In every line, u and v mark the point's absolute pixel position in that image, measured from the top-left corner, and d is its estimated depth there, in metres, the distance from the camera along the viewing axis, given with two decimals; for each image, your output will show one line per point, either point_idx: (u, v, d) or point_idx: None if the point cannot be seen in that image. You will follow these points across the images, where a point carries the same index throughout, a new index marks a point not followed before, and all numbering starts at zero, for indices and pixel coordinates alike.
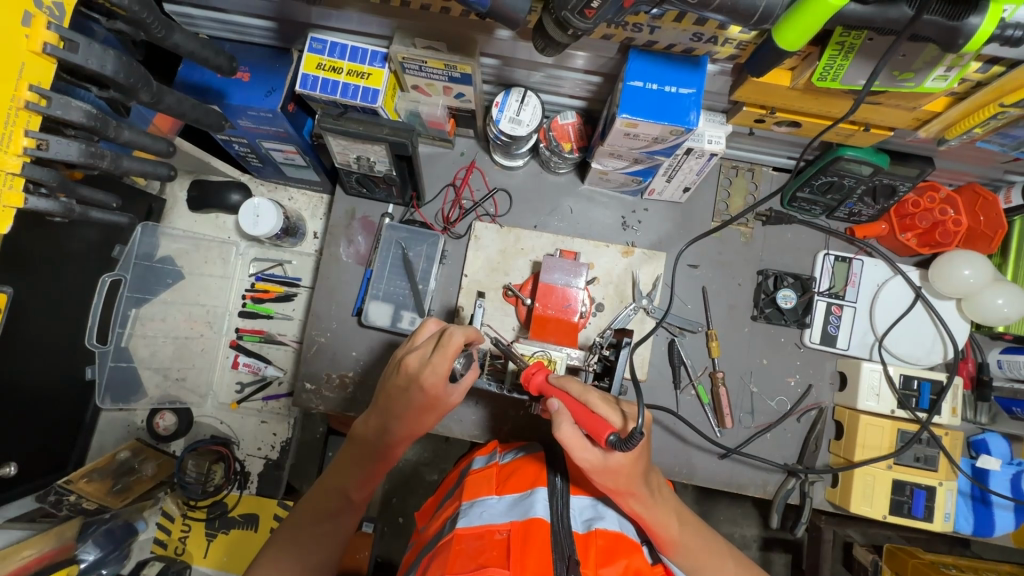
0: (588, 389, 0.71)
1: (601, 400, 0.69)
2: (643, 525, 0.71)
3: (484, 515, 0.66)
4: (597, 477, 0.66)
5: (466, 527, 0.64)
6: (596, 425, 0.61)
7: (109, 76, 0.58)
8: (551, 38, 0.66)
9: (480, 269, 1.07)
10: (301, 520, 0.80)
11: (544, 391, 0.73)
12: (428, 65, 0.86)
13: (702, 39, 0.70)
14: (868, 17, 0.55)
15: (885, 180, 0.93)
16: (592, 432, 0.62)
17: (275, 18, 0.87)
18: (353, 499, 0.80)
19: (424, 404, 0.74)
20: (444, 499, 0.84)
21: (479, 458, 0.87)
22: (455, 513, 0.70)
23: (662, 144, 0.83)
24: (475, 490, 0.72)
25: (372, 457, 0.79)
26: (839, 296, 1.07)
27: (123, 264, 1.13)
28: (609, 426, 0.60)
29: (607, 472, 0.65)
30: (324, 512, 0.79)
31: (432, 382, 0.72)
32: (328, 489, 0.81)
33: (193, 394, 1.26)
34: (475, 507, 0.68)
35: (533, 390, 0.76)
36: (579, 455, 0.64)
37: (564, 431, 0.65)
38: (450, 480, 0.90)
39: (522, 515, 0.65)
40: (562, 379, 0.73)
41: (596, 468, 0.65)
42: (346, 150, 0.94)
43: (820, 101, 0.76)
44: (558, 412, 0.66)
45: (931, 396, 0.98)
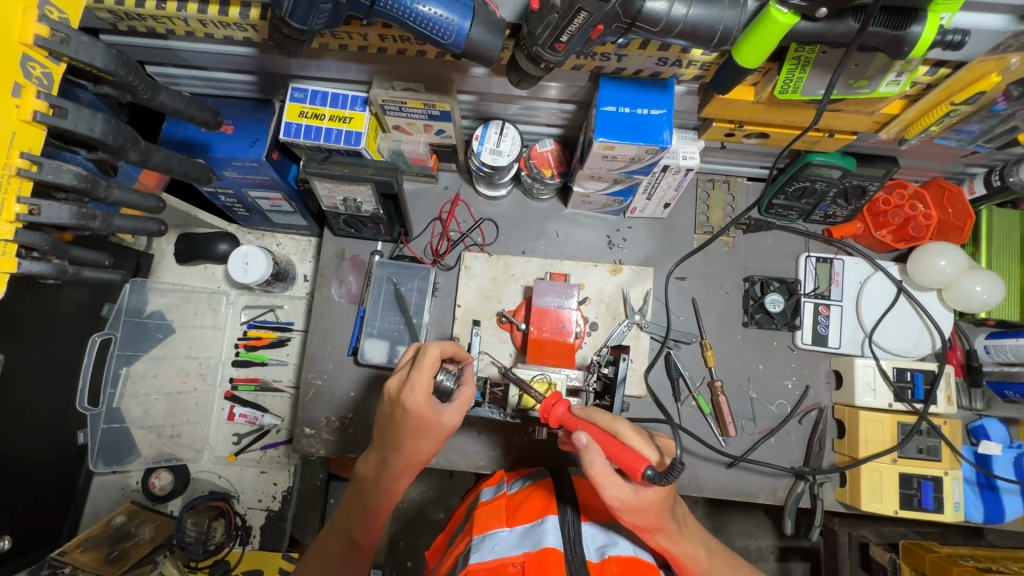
0: (616, 420, 0.71)
1: (629, 430, 0.71)
2: (670, 559, 0.70)
3: (497, 547, 0.65)
4: (624, 516, 0.65)
5: (478, 561, 0.63)
6: (632, 460, 0.62)
7: (98, 137, 0.59)
8: (524, 72, 0.68)
9: (472, 298, 1.08)
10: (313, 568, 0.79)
11: (566, 423, 0.73)
12: (408, 105, 0.89)
13: (667, 63, 0.74)
14: (819, 32, 0.59)
15: (855, 182, 0.98)
16: (626, 468, 0.63)
17: (256, 72, 0.91)
18: (359, 541, 0.79)
19: (417, 426, 0.72)
20: (454, 534, 0.83)
21: (487, 489, 0.86)
22: (466, 548, 0.69)
23: (639, 164, 0.86)
24: (486, 522, 0.71)
25: (375, 496, 0.77)
26: (825, 296, 1.09)
27: (112, 322, 1.13)
28: (648, 461, 0.61)
29: (634, 510, 0.64)
30: (331, 556, 0.79)
31: (415, 404, 0.71)
32: (338, 540, 0.79)
33: (189, 450, 1.24)
34: (486, 540, 0.67)
35: (550, 424, 0.75)
36: (609, 490, 0.63)
37: (596, 468, 0.64)
38: (459, 514, 0.89)
39: (535, 546, 0.65)
40: (584, 411, 0.74)
41: (623, 505, 0.64)
42: (333, 193, 0.97)
43: (785, 113, 0.80)
44: (587, 447, 0.65)
45: (925, 386, 0.99)
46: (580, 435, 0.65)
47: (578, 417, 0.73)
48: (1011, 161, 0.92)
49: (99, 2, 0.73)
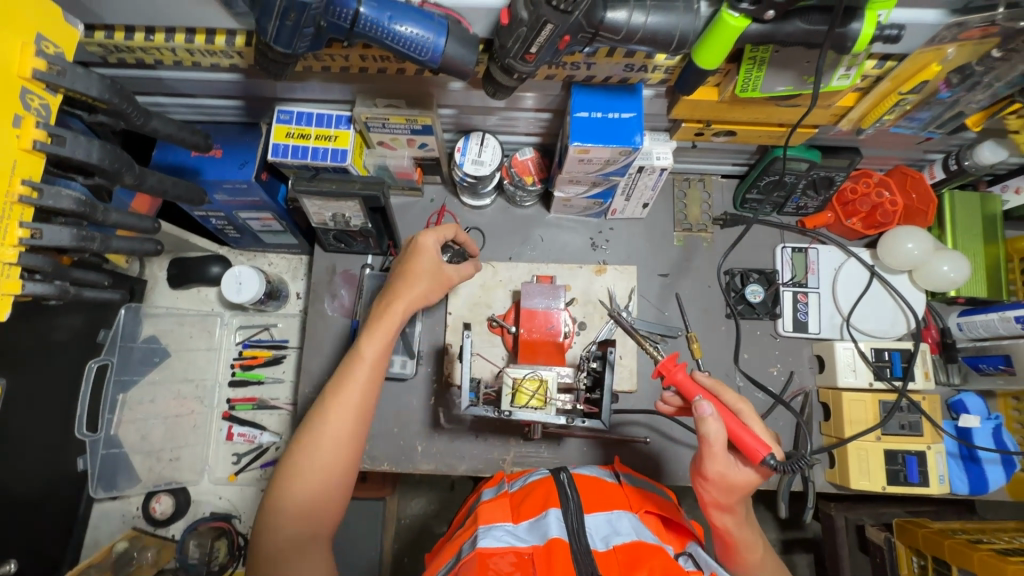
0: (741, 400, 0.77)
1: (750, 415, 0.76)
2: (723, 538, 0.75)
3: (503, 537, 0.68)
4: (712, 487, 0.72)
5: (488, 546, 0.65)
6: (754, 443, 0.69)
7: (95, 162, 0.62)
8: (499, 83, 0.73)
9: (463, 304, 1.11)
10: (273, 504, 0.70)
11: (684, 389, 0.77)
12: (390, 121, 0.93)
13: (634, 69, 0.78)
14: (769, 33, 0.63)
15: (823, 173, 1.02)
16: (742, 448, 0.70)
17: (242, 96, 0.95)
18: (331, 465, 0.72)
19: (423, 241, 0.86)
20: (457, 530, 0.83)
21: (488, 489, 0.88)
22: (470, 538, 0.70)
23: (615, 165, 0.90)
24: (489, 515, 0.74)
25: (347, 401, 0.74)
26: (802, 284, 1.13)
27: (108, 348, 1.15)
28: (769, 449, 0.68)
29: (724, 485, 0.71)
30: (329, 421, 0.73)
31: (427, 240, 0.86)
32: (302, 464, 0.71)
33: (189, 472, 1.24)
34: (492, 529, 0.69)
35: (664, 381, 0.79)
36: (717, 459, 0.70)
37: (712, 437, 0.70)
38: (462, 509, 0.90)
39: (541, 538, 0.68)
40: (704, 381, 0.80)
41: (720, 479, 0.71)
42: (322, 209, 1.00)
43: (748, 110, 0.85)
44: (709, 416, 0.71)
45: (903, 364, 1.03)
46: (707, 403, 0.71)
47: (697, 384, 0.79)
48: (965, 146, 0.97)
49: (90, 36, 0.77)
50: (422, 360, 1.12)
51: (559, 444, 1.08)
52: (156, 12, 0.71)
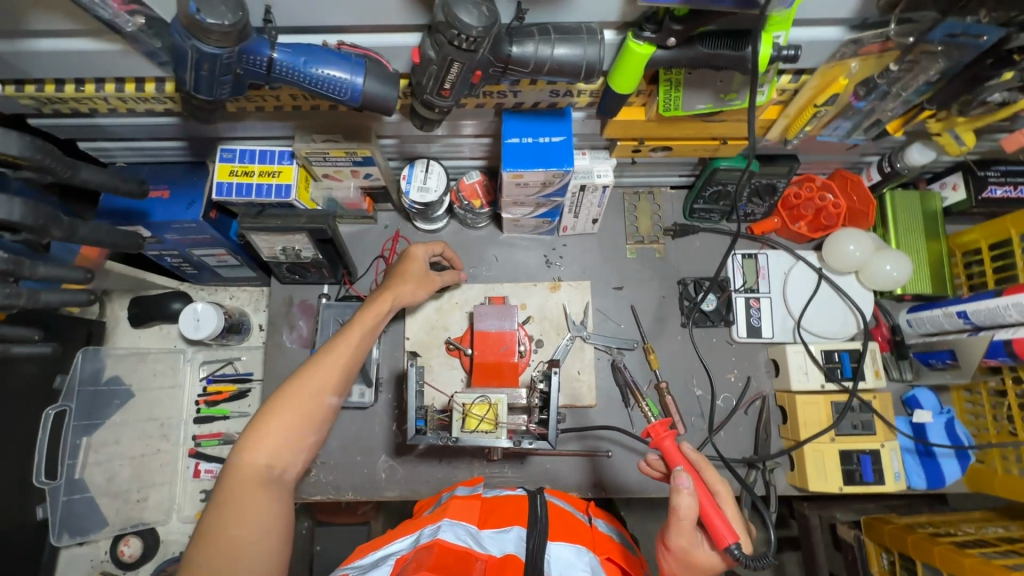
0: (724, 480, 0.75)
1: (732, 500, 0.73)
2: None
3: (462, 536, 0.70)
4: (672, 559, 0.69)
5: (448, 540, 0.68)
6: (723, 529, 0.67)
7: (18, 220, 0.63)
8: (423, 117, 0.74)
9: (420, 328, 1.12)
10: (253, 439, 0.74)
11: (670, 457, 0.76)
12: (331, 155, 0.94)
13: (559, 94, 0.80)
14: (675, 58, 0.65)
15: (763, 180, 1.06)
16: (710, 530, 0.68)
17: (184, 138, 0.96)
18: (313, 411, 0.77)
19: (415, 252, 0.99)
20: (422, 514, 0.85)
21: (462, 488, 0.87)
22: (432, 527, 0.73)
23: (553, 187, 0.91)
24: (457, 512, 0.75)
25: (337, 359, 0.81)
26: (754, 289, 1.15)
27: (66, 393, 1.14)
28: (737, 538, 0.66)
29: (683, 560, 0.69)
30: (307, 391, 0.78)
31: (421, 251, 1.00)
32: (288, 405, 0.76)
33: (157, 512, 1.24)
34: (455, 526, 0.71)
35: (651, 444, 0.77)
36: (681, 533, 0.67)
37: (684, 511, 0.67)
38: (431, 501, 0.91)
39: (499, 552, 0.69)
40: (692, 454, 0.77)
41: (681, 553, 0.68)
42: (271, 244, 1.01)
43: (677, 127, 0.86)
44: (688, 492, 0.68)
45: (853, 364, 1.04)
46: (686, 475, 0.67)
47: (684, 455, 0.77)
48: (896, 148, 1.00)
49: (20, 90, 0.77)
50: (382, 387, 1.12)
51: (522, 463, 1.08)
52: (80, 64, 0.72)
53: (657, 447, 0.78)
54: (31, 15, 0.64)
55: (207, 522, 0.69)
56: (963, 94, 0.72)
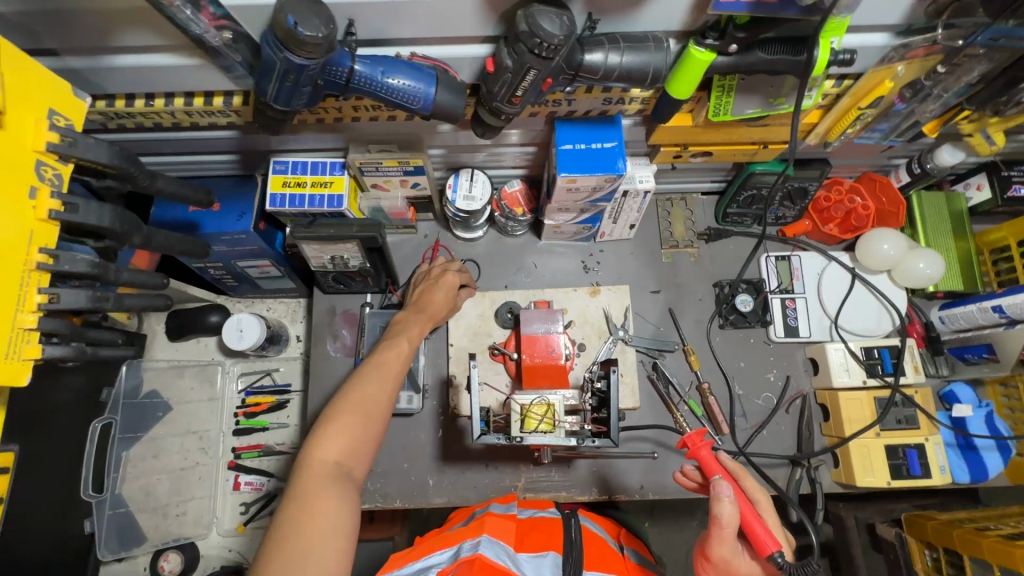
0: (760, 491, 0.76)
1: (768, 506, 0.75)
2: None
3: (501, 555, 0.72)
4: (713, 569, 0.69)
5: (489, 556, 0.71)
6: (764, 537, 0.68)
7: (106, 226, 0.65)
8: (486, 124, 0.78)
9: (463, 335, 1.13)
10: (320, 437, 0.75)
11: (706, 467, 0.77)
12: (384, 165, 0.96)
13: (611, 101, 0.83)
14: (734, 64, 0.69)
15: (795, 184, 1.09)
16: (752, 539, 0.69)
17: (238, 151, 0.99)
18: (371, 418, 0.79)
19: (445, 279, 1.04)
20: (460, 527, 0.89)
21: (498, 504, 0.93)
22: (471, 542, 0.76)
23: (601, 192, 0.94)
24: (495, 529, 0.78)
25: (387, 368, 0.84)
26: (789, 290, 1.18)
27: (112, 407, 1.14)
28: (780, 547, 0.68)
29: (723, 570, 0.69)
30: (366, 397, 0.79)
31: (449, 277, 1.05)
32: (349, 408, 0.78)
33: (197, 527, 1.23)
34: (494, 544, 0.74)
35: (688, 454, 0.78)
36: (724, 542, 0.68)
37: (728, 517, 0.67)
38: (464, 514, 0.97)
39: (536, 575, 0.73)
40: (728, 463, 0.80)
41: (723, 563, 0.68)
42: (320, 253, 1.03)
43: (721, 132, 0.90)
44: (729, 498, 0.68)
45: (892, 359, 1.07)
46: (728, 484, 0.69)
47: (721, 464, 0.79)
48: (925, 150, 1.04)
49: (92, 105, 0.80)
50: (428, 393, 1.13)
51: (569, 467, 1.09)
52: (157, 79, 0.75)
53: (693, 457, 0.79)
54: (119, 32, 0.67)
55: (277, 524, 0.68)
56: (1001, 95, 0.76)
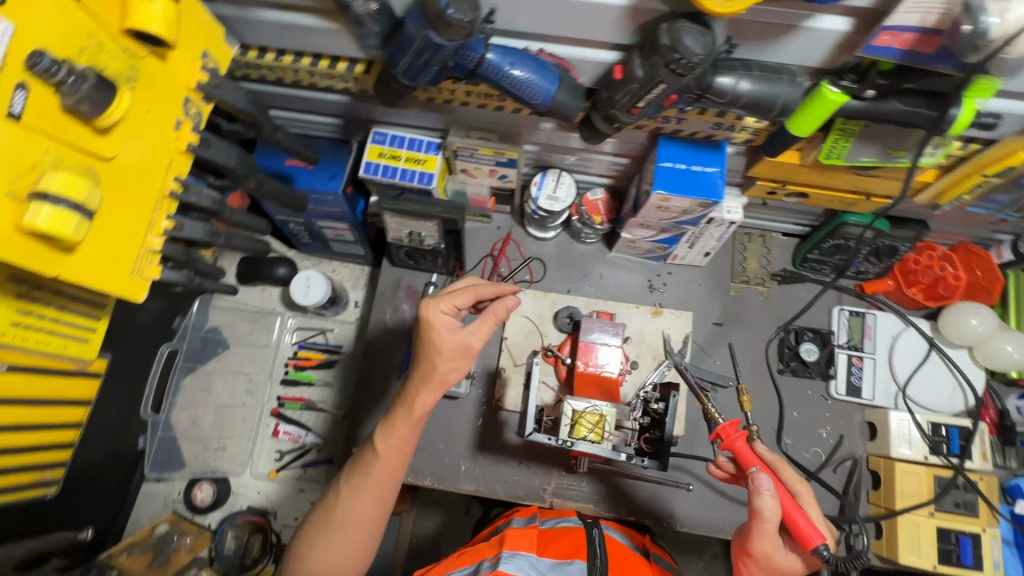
0: (802, 482, 0.74)
1: (810, 497, 0.73)
2: None
3: (523, 567, 0.73)
4: (755, 564, 0.70)
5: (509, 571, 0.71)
6: (808, 530, 0.67)
7: (231, 166, 0.69)
8: (596, 129, 0.79)
9: (519, 331, 1.14)
10: (303, 560, 0.80)
11: (743, 458, 0.74)
12: (479, 152, 0.98)
13: (721, 127, 0.82)
14: (866, 110, 0.67)
15: (886, 242, 1.05)
16: (795, 532, 0.68)
17: (343, 116, 1.02)
18: (354, 535, 0.80)
19: (433, 325, 0.78)
20: (482, 541, 0.88)
21: (518, 519, 0.94)
22: (491, 559, 0.76)
23: (690, 215, 0.94)
24: (517, 542, 0.79)
25: (371, 483, 0.81)
26: (858, 347, 1.13)
27: (180, 334, 1.25)
28: (824, 540, 0.67)
29: (765, 564, 0.69)
30: (343, 519, 0.80)
31: (436, 316, 0.79)
32: (326, 533, 0.80)
33: (233, 464, 1.27)
34: (516, 556, 0.75)
35: (721, 445, 0.76)
36: (765, 537, 0.68)
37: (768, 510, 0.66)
38: (490, 528, 0.97)
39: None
40: (765, 454, 0.77)
41: (764, 557, 0.69)
42: (400, 227, 1.06)
43: (826, 176, 0.88)
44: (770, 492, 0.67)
45: (960, 441, 1.01)
46: (768, 477, 0.67)
47: (757, 455, 0.76)
48: None
49: None
50: (475, 381, 1.15)
51: (601, 481, 1.08)
52: (293, 37, 0.78)
53: (727, 448, 0.76)
54: None
55: None
56: None
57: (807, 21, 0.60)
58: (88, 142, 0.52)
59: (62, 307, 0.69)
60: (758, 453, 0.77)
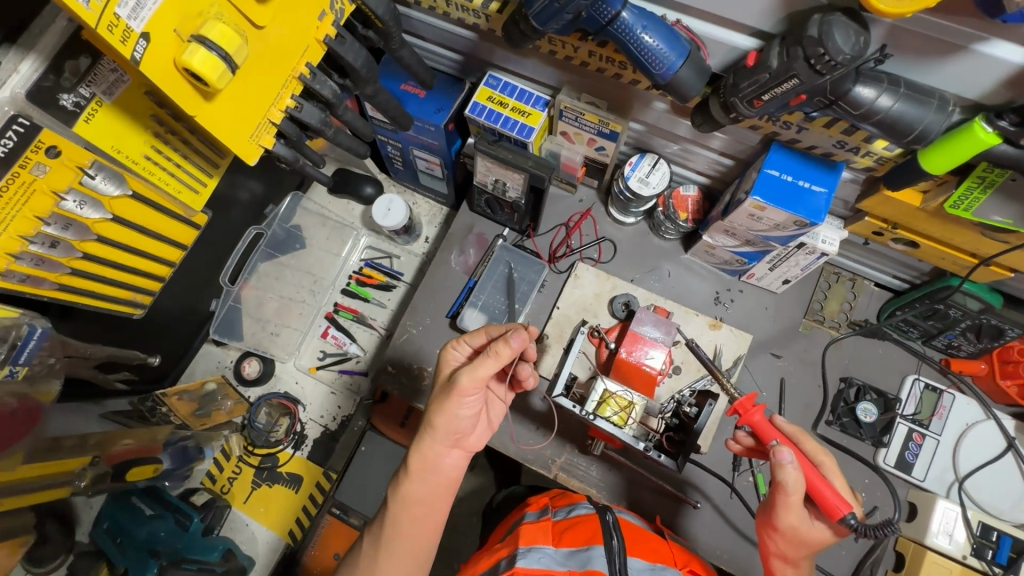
0: (823, 452, 0.78)
1: (833, 465, 0.77)
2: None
3: (541, 560, 0.79)
4: (783, 536, 0.75)
5: (526, 567, 0.78)
6: (835, 501, 0.71)
7: (356, 66, 0.73)
8: (711, 116, 0.76)
9: (572, 304, 1.14)
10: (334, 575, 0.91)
11: (762, 431, 0.77)
12: (584, 117, 0.98)
13: (844, 147, 0.77)
14: (1017, 159, 0.60)
15: (992, 321, 0.95)
16: (821, 501, 0.72)
17: (464, 53, 1.05)
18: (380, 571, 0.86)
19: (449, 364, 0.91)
20: (499, 540, 0.95)
21: (532, 512, 0.98)
22: (510, 555, 0.82)
23: (781, 232, 0.89)
24: (532, 538, 0.85)
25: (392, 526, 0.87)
26: (923, 424, 1.05)
27: (268, 221, 1.37)
28: (850, 509, 0.70)
29: (793, 537, 0.75)
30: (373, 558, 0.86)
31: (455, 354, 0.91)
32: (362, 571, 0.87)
33: (281, 350, 1.37)
34: (532, 552, 0.81)
35: (739, 420, 0.78)
36: (791, 508, 0.73)
37: (792, 479, 0.71)
38: (506, 524, 1.03)
39: (581, 566, 0.78)
40: (785, 427, 0.81)
41: (791, 529, 0.74)
42: (488, 172, 1.09)
43: (945, 228, 0.80)
44: (793, 464, 0.71)
45: (1011, 553, 0.92)
46: (789, 451, 0.71)
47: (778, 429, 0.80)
48: None
49: None
50: None
51: (611, 470, 1.08)
52: None
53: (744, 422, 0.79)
54: None
55: None
56: None
57: (979, 44, 0.55)
58: (252, 11, 0.57)
59: (186, 157, 0.88)
60: (778, 426, 0.81)
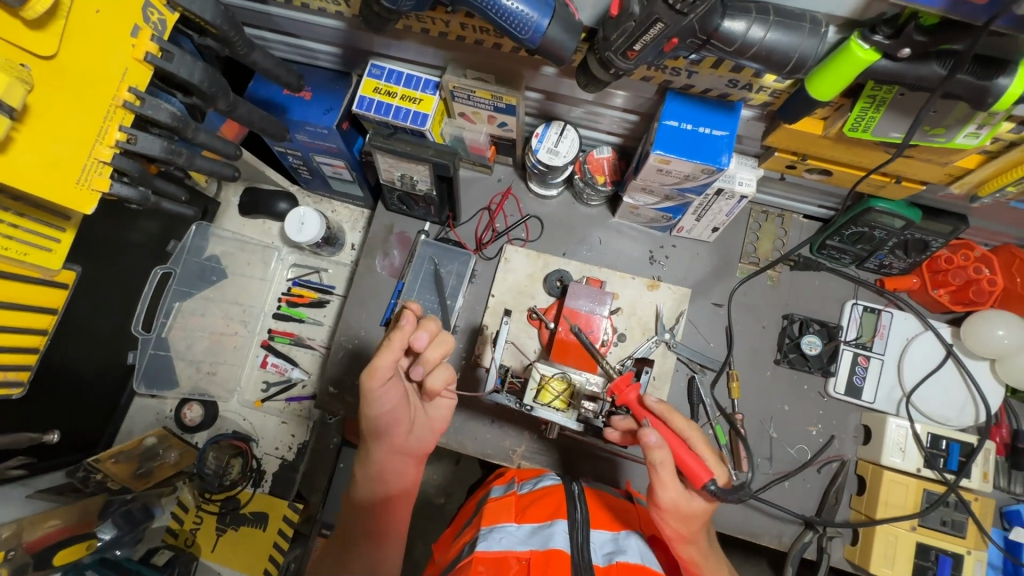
0: (688, 426, 0.78)
1: (696, 437, 0.78)
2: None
3: (502, 541, 0.71)
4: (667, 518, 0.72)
5: (485, 550, 0.69)
6: (698, 468, 0.71)
7: (195, 83, 0.66)
8: (593, 75, 0.71)
9: (506, 290, 1.10)
10: None
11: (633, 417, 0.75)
12: (476, 95, 0.92)
13: (737, 86, 0.74)
14: (899, 73, 0.58)
15: (917, 235, 0.94)
16: (687, 472, 0.72)
17: (341, 45, 0.97)
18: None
19: (371, 394, 0.80)
20: (465, 527, 0.88)
21: (498, 486, 0.91)
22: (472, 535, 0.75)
23: (693, 182, 0.86)
24: (495, 517, 0.77)
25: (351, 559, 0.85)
26: (866, 346, 1.06)
27: (174, 258, 1.27)
28: (711, 474, 0.71)
29: (674, 517, 0.72)
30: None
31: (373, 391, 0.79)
32: None
33: (221, 389, 1.31)
34: (493, 532, 0.73)
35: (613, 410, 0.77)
36: (665, 488, 0.70)
37: (659, 457, 0.70)
38: (470, 510, 0.95)
39: (542, 545, 0.70)
40: (652, 408, 0.80)
41: (671, 509, 0.71)
42: (392, 168, 1.01)
43: (852, 151, 0.78)
44: (659, 443, 0.70)
45: (960, 458, 0.95)
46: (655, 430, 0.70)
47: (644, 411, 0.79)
48: None
49: None
50: (456, 335, 1.11)
51: (570, 449, 1.06)
52: None
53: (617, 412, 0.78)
54: None
55: None
56: None
57: None
58: (21, 39, 0.53)
59: (20, 214, 0.74)
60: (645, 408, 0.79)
